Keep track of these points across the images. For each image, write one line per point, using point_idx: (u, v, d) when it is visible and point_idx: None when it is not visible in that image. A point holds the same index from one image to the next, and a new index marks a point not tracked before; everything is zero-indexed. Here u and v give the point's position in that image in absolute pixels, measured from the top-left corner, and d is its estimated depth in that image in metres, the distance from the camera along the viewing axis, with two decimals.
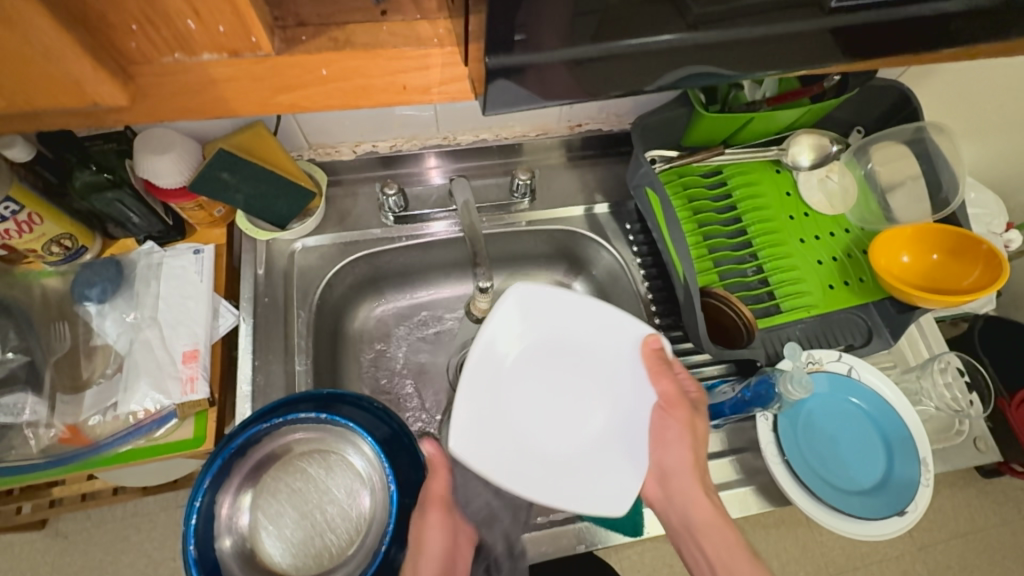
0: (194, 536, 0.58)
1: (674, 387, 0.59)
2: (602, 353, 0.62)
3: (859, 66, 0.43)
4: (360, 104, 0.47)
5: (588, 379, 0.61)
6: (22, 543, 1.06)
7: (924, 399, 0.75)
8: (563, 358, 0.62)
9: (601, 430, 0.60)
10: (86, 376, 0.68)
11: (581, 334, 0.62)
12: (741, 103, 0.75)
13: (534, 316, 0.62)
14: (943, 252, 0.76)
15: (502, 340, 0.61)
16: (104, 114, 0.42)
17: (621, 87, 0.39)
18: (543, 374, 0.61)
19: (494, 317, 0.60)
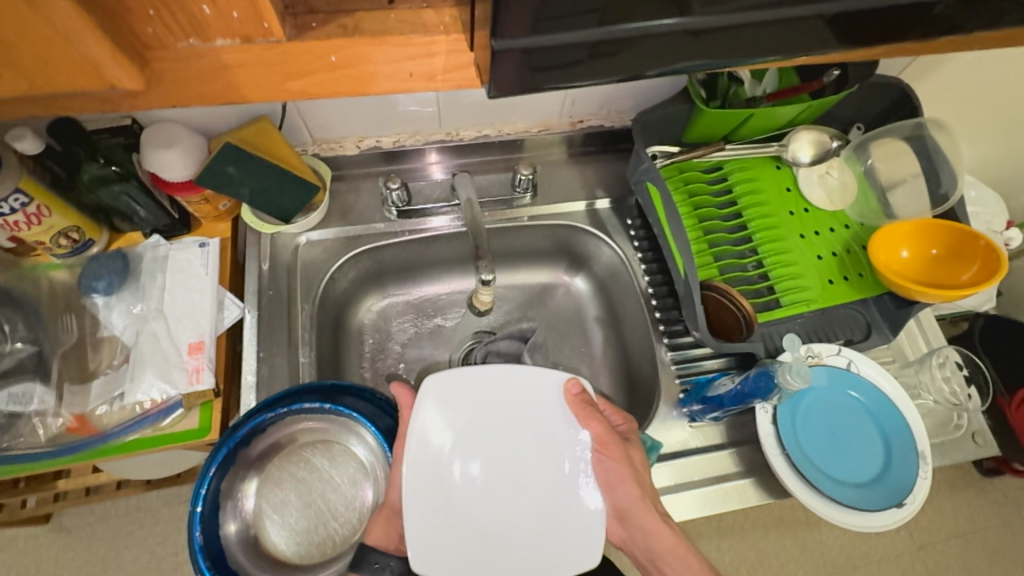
0: (200, 524, 0.59)
1: (602, 428, 0.61)
2: (530, 410, 0.64)
3: (861, 50, 0.44)
4: (366, 92, 0.48)
5: (525, 440, 0.63)
6: (26, 537, 1.06)
7: (923, 393, 0.76)
8: (495, 428, 0.63)
9: (555, 485, 0.62)
10: (92, 367, 0.69)
11: (508, 401, 0.64)
12: (741, 99, 0.76)
13: (457, 399, 0.64)
14: (942, 248, 0.77)
15: (434, 429, 0.62)
16: (120, 99, 0.43)
17: (622, 74, 0.40)
18: (480, 453, 0.62)
19: (418, 415, 0.62)
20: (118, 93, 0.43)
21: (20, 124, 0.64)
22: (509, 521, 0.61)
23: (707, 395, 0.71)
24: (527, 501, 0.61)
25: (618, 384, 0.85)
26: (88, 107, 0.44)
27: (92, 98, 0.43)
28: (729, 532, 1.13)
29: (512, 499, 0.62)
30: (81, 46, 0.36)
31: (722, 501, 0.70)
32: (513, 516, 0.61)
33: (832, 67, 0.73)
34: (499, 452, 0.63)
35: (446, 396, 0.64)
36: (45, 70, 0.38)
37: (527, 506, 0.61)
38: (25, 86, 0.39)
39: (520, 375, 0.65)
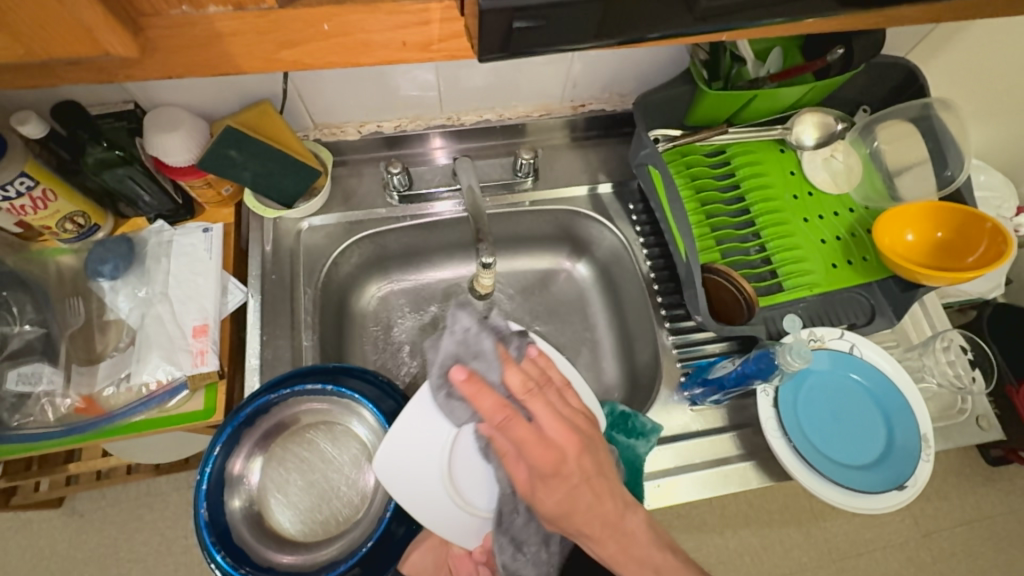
0: (205, 500, 0.60)
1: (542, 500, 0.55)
2: (391, 438, 0.61)
3: (845, 16, 0.45)
4: (360, 61, 0.48)
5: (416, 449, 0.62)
6: (40, 521, 1.09)
7: (926, 376, 0.76)
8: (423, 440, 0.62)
9: (420, 505, 0.61)
10: (100, 349, 0.70)
11: (410, 426, 0.62)
12: (744, 80, 0.74)
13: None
14: (948, 231, 0.76)
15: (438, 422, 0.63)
16: (117, 68, 0.44)
17: (608, 33, 0.40)
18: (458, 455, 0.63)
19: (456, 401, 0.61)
20: (115, 61, 0.44)
21: (25, 106, 0.64)
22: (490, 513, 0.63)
23: (707, 378, 0.71)
24: (465, 514, 0.63)
25: (621, 369, 0.85)
26: (84, 76, 0.45)
27: (89, 67, 0.44)
28: (732, 519, 1.14)
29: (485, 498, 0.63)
30: (74, 8, 0.37)
31: (723, 483, 0.70)
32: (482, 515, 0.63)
33: (836, 46, 0.71)
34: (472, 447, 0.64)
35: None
36: (34, 33, 0.39)
37: (473, 514, 0.63)
38: (20, 52, 0.40)
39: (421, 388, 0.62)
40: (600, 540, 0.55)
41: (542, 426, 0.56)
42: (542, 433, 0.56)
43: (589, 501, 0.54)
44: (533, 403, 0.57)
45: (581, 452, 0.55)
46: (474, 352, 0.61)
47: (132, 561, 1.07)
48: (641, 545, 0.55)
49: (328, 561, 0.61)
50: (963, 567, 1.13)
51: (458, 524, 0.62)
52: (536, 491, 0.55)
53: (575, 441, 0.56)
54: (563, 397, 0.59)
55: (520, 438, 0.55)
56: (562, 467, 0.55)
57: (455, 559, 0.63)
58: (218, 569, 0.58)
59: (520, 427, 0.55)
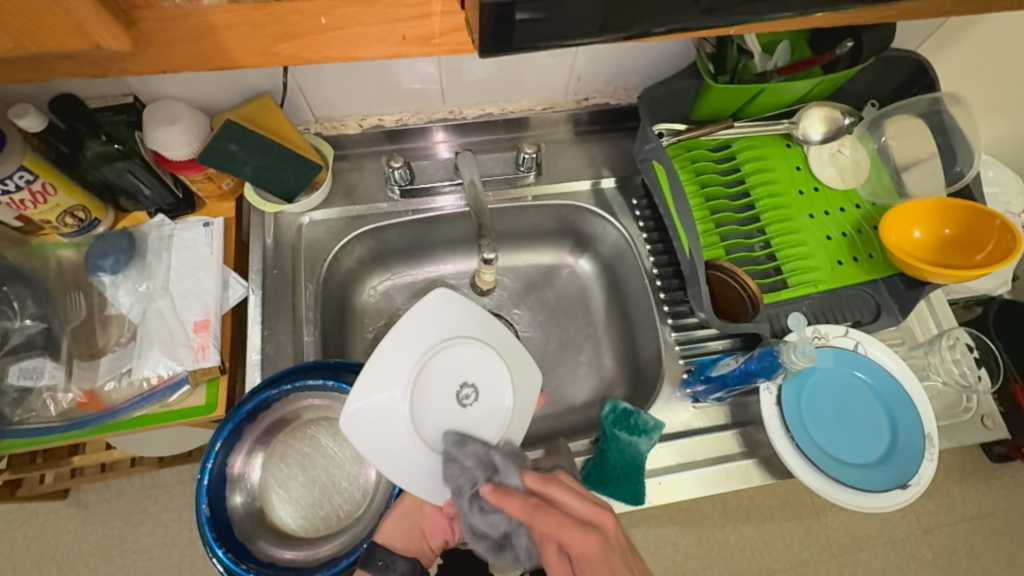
0: (207, 495, 0.60)
1: None
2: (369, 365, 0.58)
3: (851, 10, 0.44)
4: (360, 55, 0.49)
5: (387, 382, 0.58)
6: (45, 512, 1.09)
7: (932, 374, 0.75)
8: (393, 373, 0.58)
9: (389, 458, 0.58)
10: (101, 344, 0.70)
11: (384, 357, 0.58)
12: (751, 74, 0.73)
13: (425, 329, 0.59)
14: (956, 228, 0.75)
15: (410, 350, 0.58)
16: (109, 60, 0.45)
17: (610, 28, 0.40)
18: (433, 393, 0.59)
19: (432, 320, 0.59)
20: (108, 55, 0.44)
21: (22, 98, 0.64)
22: None
23: (710, 375, 0.70)
24: (428, 460, 0.58)
25: (623, 366, 0.85)
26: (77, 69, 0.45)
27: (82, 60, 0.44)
28: (733, 514, 1.14)
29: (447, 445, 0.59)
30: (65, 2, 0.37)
31: (724, 481, 0.70)
32: None
33: (845, 39, 0.69)
34: (438, 393, 0.59)
35: (433, 327, 0.59)
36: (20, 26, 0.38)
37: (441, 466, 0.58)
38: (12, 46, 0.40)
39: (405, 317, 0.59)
40: None
41: (571, 510, 0.54)
42: (574, 518, 0.53)
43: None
44: (557, 488, 0.54)
45: (616, 527, 0.54)
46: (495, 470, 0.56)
47: (136, 552, 1.08)
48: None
49: (330, 556, 0.61)
50: (964, 563, 1.13)
51: (426, 472, 0.59)
52: None
53: (609, 517, 0.54)
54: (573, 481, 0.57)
55: (555, 533, 0.52)
56: (607, 550, 0.52)
57: (429, 519, 0.61)
58: (220, 564, 0.57)
59: (551, 518, 0.52)
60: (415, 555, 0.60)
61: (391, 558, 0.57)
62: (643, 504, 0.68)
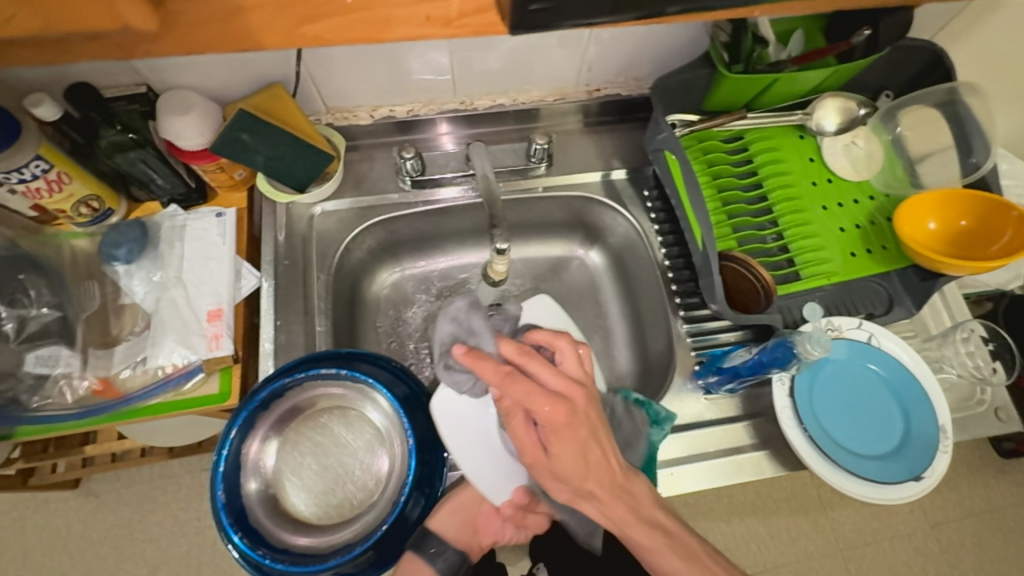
0: (222, 482, 0.61)
1: (560, 469, 0.55)
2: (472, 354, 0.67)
3: None
4: (382, 38, 0.51)
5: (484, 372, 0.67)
6: (56, 501, 1.10)
7: (946, 367, 0.74)
8: None
9: (465, 443, 0.64)
10: (115, 333, 0.71)
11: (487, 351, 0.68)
12: (765, 63, 0.71)
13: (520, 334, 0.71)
14: (972, 219, 0.74)
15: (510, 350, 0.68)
16: (135, 42, 0.47)
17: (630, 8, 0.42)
18: None
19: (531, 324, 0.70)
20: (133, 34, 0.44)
21: (37, 89, 0.64)
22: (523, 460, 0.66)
23: (722, 366, 0.70)
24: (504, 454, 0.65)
25: (633, 359, 0.85)
26: (104, 51, 0.47)
27: (110, 39, 0.45)
28: (739, 508, 1.14)
29: None
30: None
31: (735, 472, 0.70)
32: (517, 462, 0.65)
33: (863, 27, 0.67)
34: None
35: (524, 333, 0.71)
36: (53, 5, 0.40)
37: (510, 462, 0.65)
38: (41, 25, 0.41)
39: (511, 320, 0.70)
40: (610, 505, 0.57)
41: (546, 382, 0.55)
42: (545, 389, 0.55)
43: (600, 455, 0.55)
44: (534, 363, 0.56)
45: (588, 401, 0.55)
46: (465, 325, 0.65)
47: (146, 541, 1.09)
48: (646, 506, 0.58)
49: (343, 544, 0.62)
50: (972, 559, 1.13)
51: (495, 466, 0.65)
52: (550, 454, 0.55)
53: (582, 392, 0.55)
54: (559, 355, 0.58)
55: (524, 398, 0.54)
56: (575, 420, 0.54)
57: (483, 517, 0.66)
58: (235, 550, 0.59)
59: (521, 386, 0.54)
60: (464, 546, 0.65)
61: (442, 547, 0.63)
62: None
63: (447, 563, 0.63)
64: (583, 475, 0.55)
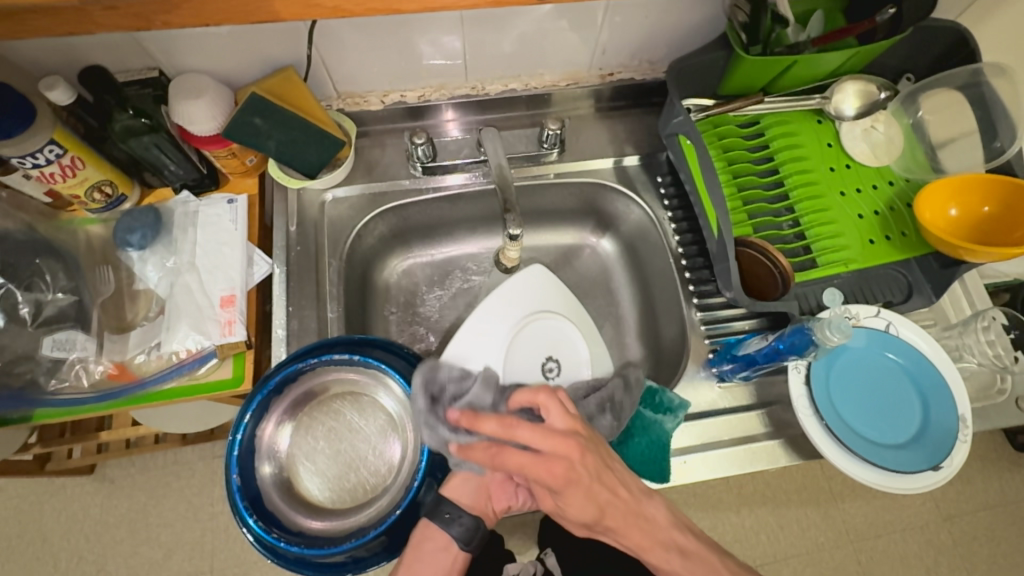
0: (237, 466, 0.62)
1: (578, 512, 0.58)
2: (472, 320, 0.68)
3: None
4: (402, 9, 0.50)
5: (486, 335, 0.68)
6: (73, 486, 1.12)
7: (966, 356, 0.73)
8: (492, 331, 0.68)
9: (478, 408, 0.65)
10: (130, 317, 0.71)
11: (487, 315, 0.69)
12: (783, 45, 0.70)
13: (510, 310, 0.70)
14: (995, 205, 0.72)
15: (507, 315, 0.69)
16: (152, 12, 0.47)
17: None
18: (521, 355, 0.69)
19: (527, 290, 0.71)
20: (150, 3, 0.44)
21: (51, 72, 0.64)
22: None
23: (737, 354, 0.69)
24: None
25: (645, 348, 0.84)
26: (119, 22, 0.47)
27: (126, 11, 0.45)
28: (749, 498, 1.13)
29: None
30: None
31: (750, 461, 0.69)
32: None
33: (888, 5, 0.65)
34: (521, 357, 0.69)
35: (514, 309, 0.70)
36: None
37: None
38: None
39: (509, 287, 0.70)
40: (628, 535, 0.60)
41: (540, 447, 0.56)
42: (539, 452, 0.56)
43: (607, 496, 0.58)
44: (522, 432, 0.55)
45: (583, 452, 0.57)
46: (441, 424, 0.60)
47: (161, 525, 1.10)
48: (665, 529, 0.61)
49: (356, 528, 0.62)
50: (985, 552, 1.11)
51: None
52: (560, 500, 0.59)
53: (574, 446, 0.57)
54: (543, 410, 0.59)
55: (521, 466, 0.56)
56: (573, 470, 0.57)
57: (496, 486, 0.64)
58: (250, 533, 0.59)
59: (516, 457, 0.56)
60: (478, 514, 0.62)
61: (457, 512, 0.61)
62: (668, 482, 0.68)
63: (462, 529, 0.61)
64: (598, 513, 0.59)
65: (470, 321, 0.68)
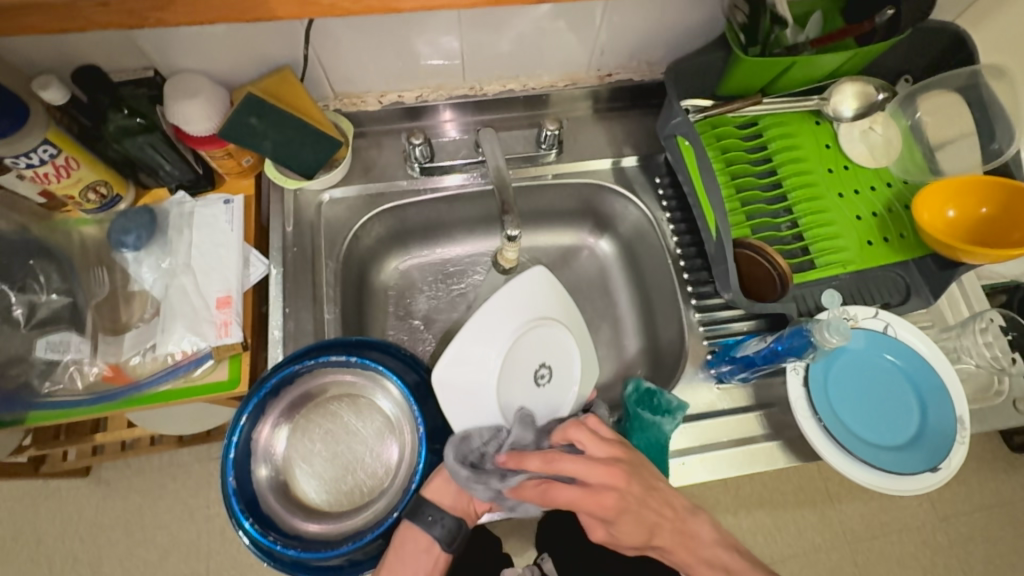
0: (233, 468, 0.61)
1: (632, 540, 0.59)
2: (469, 327, 0.61)
3: None
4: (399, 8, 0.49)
5: (483, 344, 0.62)
6: (68, 489, 1.11)
7: (964, 357, 0.74)
8: (490, 341, 0.62)
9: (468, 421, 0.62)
10: (125, 319, 0.71)
11: (486, 321, 0.62)
12: (781, 46, 0.70)
13: (492, 330, 0.62)
14: (993, 207, 0.72)
15: (506, 323, 0.62)
16: (145, 10, 0.47)
17: None
18: (519, 366, 0.64)
19: (530, 295, 0.64)
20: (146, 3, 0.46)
21: (44, 71, 0.64)
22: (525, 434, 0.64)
23: (736, 355, 0.69)
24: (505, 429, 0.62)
25: (643, 349, 0.84)
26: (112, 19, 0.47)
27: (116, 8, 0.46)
28: (746, 500, 1.13)
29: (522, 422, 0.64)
30: None
31: (749, 462, 0.69)
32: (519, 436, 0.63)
33: (886, 6, 0.66)
34: (518, 368, 0.63)
35: (505, 322, 0.62)
36: None
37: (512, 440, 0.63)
38: None
39: (511, 291, 0.63)
40: (680, 558, 0.60)
41: (586, 477, 0.58)
42: (586, 484, 0.58)
43: (656, 519, 0.59)
44: (564, 464, 0.57)
45: (628, 478, 0.58)
46: (490, 479, 0.59)
47: (157, 527, 1.09)
48: (712, 549, 0.60)
49: (352, 531, 0.62)
50: (980, 553, 1.12)
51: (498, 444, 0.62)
52: (613, 530, 0.59)
53: (619, 473, 0.58)
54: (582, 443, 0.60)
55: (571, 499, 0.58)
56: (620, 495, 0.58)
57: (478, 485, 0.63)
58: (247, 536, 0.59)
59: (565, 491, 0.57)
60: (460, 514, 0.61)
61: (440, 514, 0.60)
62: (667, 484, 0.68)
63: (445, 529, 0.60)
64: (653, 539, 0.59)
65: (467, 328, 0.61)
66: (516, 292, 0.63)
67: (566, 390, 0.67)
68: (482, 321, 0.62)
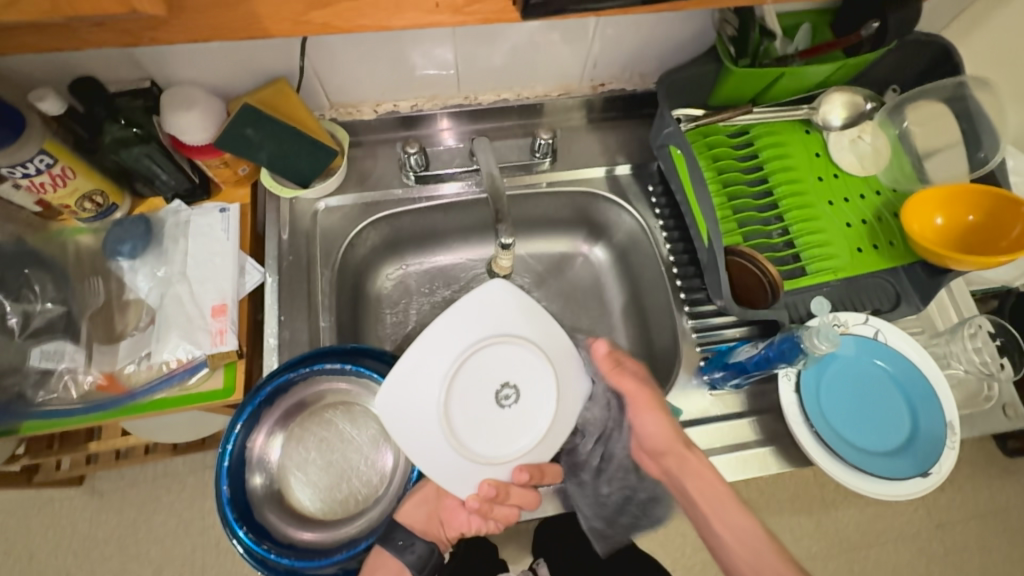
0: (227, 477, 0.61)
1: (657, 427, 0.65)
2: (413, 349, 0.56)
3: None
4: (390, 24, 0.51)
5: (426, 366, 0.56)
6: (61, 499, 1.11)
7: (953, 362, 0.74)
8: (434, 364, 0.56)
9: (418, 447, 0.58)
10: (119, 329, 0.71)
11: (433, 341, 0.56)
12: (772, 57, 0.71)
13: (438, 350, 0.56)
14: (980, 214, 0.73)
15: (455, 342, 0.57)
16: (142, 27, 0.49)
17: None
18: (474, 386, 0.58)
19: (485, 310, 0.57)
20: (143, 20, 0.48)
21: (41, 84, 0.64)
22: (485, 458, 0.59)
23: (728, 362, 0.70)
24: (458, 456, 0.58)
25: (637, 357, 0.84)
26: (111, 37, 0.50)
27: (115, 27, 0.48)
28: None
29: (483, 445, 0.59)
30: None
31: (742, 468, 0.69)
32: (476, 458, 0.59)
33: (872, 19, 0.67)
34: (472, 388, 0.58)
35: (453, 342, 0.57)
36: None
37: (469, 465, 0.59)
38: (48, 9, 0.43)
39: (461, 306, 0.57)
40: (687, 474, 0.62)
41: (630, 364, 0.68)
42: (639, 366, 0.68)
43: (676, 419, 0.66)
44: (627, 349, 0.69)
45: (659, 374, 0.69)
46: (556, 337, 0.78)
47: (151, 539, 1.09)
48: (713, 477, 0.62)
49: (348, 539, 0.63)
50: (976, 560, 1.12)
51: (452, 467, 0.59)
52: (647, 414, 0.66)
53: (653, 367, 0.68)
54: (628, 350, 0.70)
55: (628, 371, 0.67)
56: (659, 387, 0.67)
57: (447, 510, 0.63)
58: (241, 544, 0.58)
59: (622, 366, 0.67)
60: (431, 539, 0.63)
61: (410, 539, 0.60)
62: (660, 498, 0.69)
63: (416, 556, 0.60)
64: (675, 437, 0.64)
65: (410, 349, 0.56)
66: (471, 308, 0.57)
67: (536, 414, 0.60)
68: (426, 341, 0.56)
